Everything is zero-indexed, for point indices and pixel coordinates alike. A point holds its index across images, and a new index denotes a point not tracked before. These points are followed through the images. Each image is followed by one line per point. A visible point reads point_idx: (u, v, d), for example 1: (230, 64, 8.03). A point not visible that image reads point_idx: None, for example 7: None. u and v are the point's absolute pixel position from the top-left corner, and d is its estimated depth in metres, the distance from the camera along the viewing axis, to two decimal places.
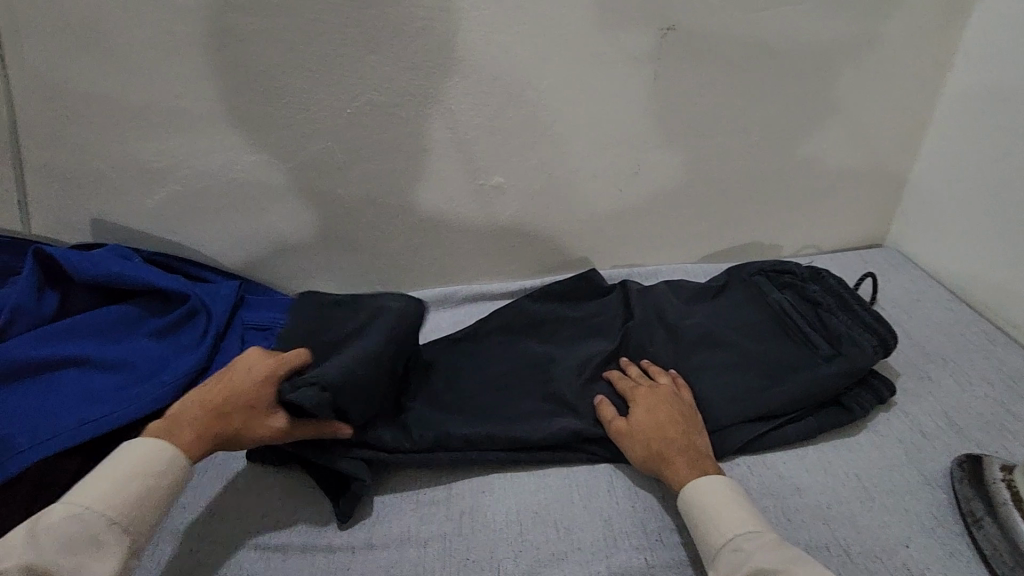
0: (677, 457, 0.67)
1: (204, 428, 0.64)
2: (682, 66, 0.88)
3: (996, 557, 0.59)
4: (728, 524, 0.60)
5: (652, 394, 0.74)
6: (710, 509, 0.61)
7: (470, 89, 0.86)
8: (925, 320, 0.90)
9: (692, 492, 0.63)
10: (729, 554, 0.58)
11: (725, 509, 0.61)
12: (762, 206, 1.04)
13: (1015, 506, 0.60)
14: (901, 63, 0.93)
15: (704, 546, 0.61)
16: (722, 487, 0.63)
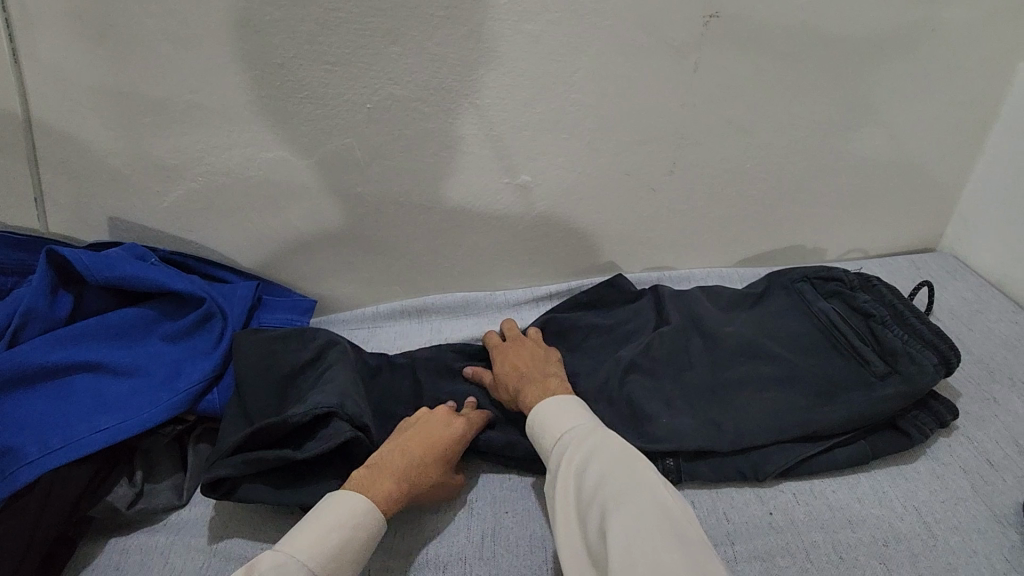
0: (528, 386, 0.72)
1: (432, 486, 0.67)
2: (726, 57, 0.82)
3: None
4: (556, 427, 0.66)
5: (508, 348, 0.80)
6: (540, 426, 0.67)
7: (497, 83, 0.81)
8: (987, 334, 0.83)
9: (536, 411, 0.68)
10: (559, 450, 0.63)
11: (555, 416, 0.67)
12: (806, 207, 0.97)
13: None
14: (967, 52, 0.85)
15: (543, 451, 0.66)
16: (562, 405, 0.67)
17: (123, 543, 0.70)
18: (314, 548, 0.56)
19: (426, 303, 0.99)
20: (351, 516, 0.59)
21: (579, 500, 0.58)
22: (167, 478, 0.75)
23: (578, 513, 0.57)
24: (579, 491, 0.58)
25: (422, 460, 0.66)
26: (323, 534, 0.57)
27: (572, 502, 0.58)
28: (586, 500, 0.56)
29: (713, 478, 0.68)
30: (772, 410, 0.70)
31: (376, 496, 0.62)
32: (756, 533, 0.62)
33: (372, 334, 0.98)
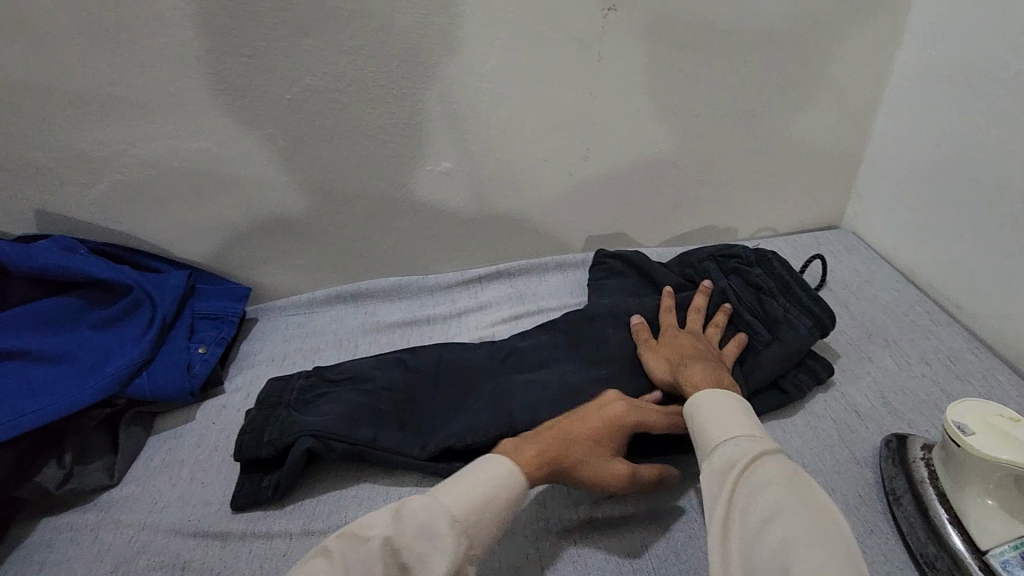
0: (695, 369, 0.69)
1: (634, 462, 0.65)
2: (627, 47, 0.87)
3: (911, 533, 0.59)
4: (732, 411, 0.60)
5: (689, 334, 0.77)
6: (709, 419, 0.60)
7: (411, 73, 0.85)
8: (871, 301, 0.90)
9: (702, 399, 0.62)
10: (725, 450, 0.56)
11: (729, 416, 0.59)
12: (715, 188, 1.03)
13: (931, 485, 0.60)
14: (850, 41, 0.93)
15: (704, 447, 0.59)
16: (723, 403, 0.61)
17: (54, 522, 0.73)
18: (469, 499, 0.54)
19: (360, 289, 1.02)
20: (499, 472, 0.57)
21: (741, 516, 0.50)
22: (98, 459, 0.77)
23: (734, 528, 0.50)
24: (744, 506, 0.51)
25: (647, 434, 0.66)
26: (468, 487, 0.55)
27: (727, 516, 0.51)
28: (754, 519, 0.49)
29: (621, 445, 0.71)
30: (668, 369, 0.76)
31: (519, 460, 0.60)
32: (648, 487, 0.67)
33: (307, 320, 1.01)
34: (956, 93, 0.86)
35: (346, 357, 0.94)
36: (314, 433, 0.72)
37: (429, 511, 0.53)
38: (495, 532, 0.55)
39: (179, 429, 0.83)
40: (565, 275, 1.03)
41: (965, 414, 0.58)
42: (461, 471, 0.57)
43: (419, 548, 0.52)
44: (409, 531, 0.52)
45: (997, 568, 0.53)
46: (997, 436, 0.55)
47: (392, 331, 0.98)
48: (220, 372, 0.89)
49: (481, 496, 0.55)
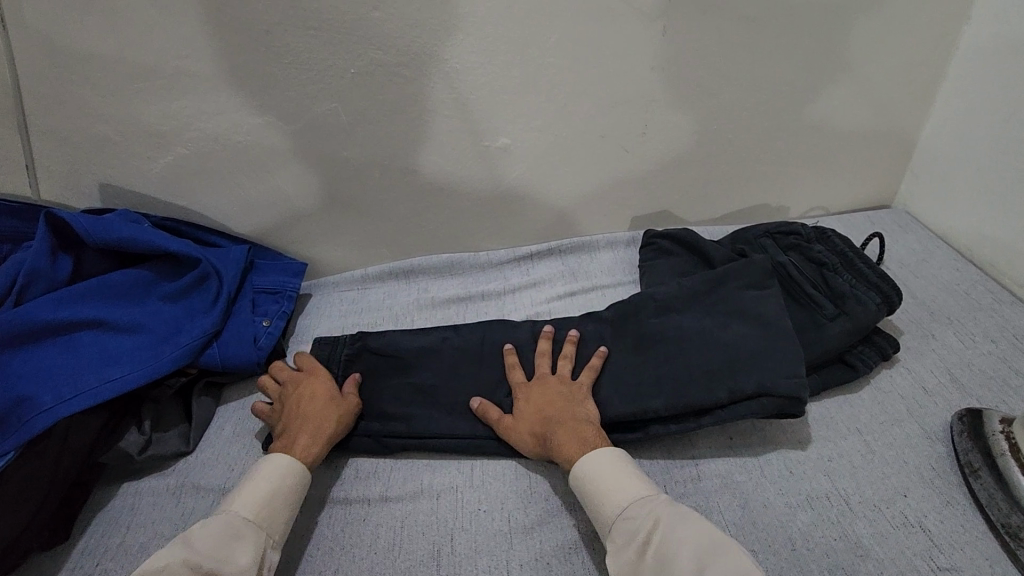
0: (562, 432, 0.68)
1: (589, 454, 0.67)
2: (693, 20, 0.86)
3: (992, 504, 0.61)
4: (609, 486, 0.61)
5: (538, 387, 0.74)
6: (598, 489, 0.62)
7: (475, 47, 0.85)
8: (931, 279, 0.90)
9: (582, 469, 0.63)
10: (624, 523, 0.58)
11: (610, 478, 0.62)
12: (770, 166, 1.03)
13: (1013, 457, 0.62)
14: (918, 14, 0.91)
15: (602, 522, 0.61)
16: (605, 463, 0.63)
17: (136, 486, 0.75)
18: (252, 501, 0.61)
19: (413, 265, 1.03)
20: (277, 469, 0.65)
21: None
22: (174, 427, 0.79)
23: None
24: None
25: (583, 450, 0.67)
26: (252, 489, 0.63)
27: None
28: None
29: (680, 427, 0.71)
30: (727, 338, 0.75)
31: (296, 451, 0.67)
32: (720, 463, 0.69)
33: (362, 295, 1.02)
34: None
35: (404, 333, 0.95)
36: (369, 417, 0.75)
37: (223, 518, 0.59)
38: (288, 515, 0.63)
39: (247, 400, 0.86)
40: (616, 253, 1.04)
41: None
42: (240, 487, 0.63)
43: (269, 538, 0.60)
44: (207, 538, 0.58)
45: None
46: None
47: (448, 307, 0.99)
48: (283, 344, 0.91)
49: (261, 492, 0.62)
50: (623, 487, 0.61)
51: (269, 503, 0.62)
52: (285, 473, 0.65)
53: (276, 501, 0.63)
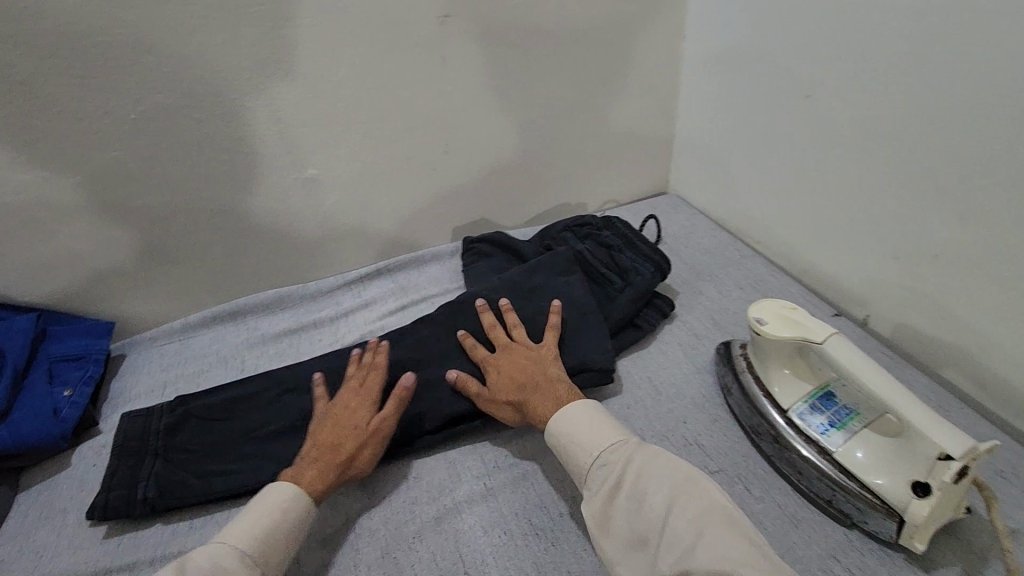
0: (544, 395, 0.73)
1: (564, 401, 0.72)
2: (467, 48, 0.96)
3: (742, 413, 0.75)
4: (594, 439, 0.66)
5: (511, 354, 0.79)
6: (568, 439, 0.67)
7: (264, 84, 0.87)
8: (697, 247, 1.09)
9: (562, 420, 0.69)
10: (601, 469, 0.64)
11: (594, 431, 0.67)
12: (562, 169, 1.17)
13: (749, 372, 0.76)
14: (652, 35, 1.09)
15: (576, 470, 0.66)
16: (594, 413, 0.69)
17: None
18: (249, 534, 0.60)
19: (239, 305, 1.01)
20: (286, 500, 0.64)
21: (634, 525, 0.58)
22: None
23: (638, 538, 0.57)
24: (629, 520, 0.59)
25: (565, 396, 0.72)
26: (251, 522, 0.62)
27: (623, 528, 0.59)
28: (655, 529, 0.56)
29: None
30: (538, 323, 0.86)
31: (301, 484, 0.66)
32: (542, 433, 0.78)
33: (185, 344, 0.98)
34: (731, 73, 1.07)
35: (234, 374, 0.92)
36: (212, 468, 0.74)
37: (217, 553, 0.58)
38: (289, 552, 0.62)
39: (53, 479, 0.78)
40: (443, 264, 1.10)
41: (762, 310, 0.74)
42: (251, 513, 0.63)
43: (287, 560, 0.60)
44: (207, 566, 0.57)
45: (796, 420, 0.70)
46: (785, 323, 0.71)
47: (280, 340, 0.98)
48: (93, 412, 0.84)
49: (276, 537, 0.62)
50: (608, 434, 0.66)
51: (267, 534, 0.61)
52: (284, 507, 0.63)
53: (273, 537, 0.61)
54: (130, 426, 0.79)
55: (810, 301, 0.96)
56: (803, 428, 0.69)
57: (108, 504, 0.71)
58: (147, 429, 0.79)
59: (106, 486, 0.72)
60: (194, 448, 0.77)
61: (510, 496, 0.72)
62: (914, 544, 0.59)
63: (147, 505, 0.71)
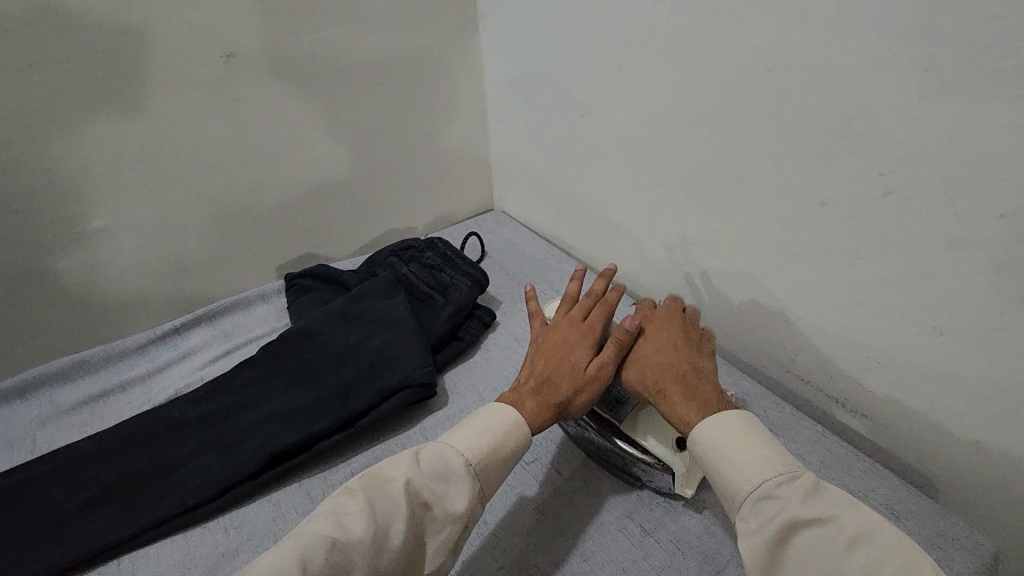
0: (674, 392, 0.65)
1: (695, 398, 0.64)
2: (256, 87, 0.96)
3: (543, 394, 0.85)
4: (750, 464, 0.56)
5: (568, 328, 0.75)
6: (723, 453, 0.58)
7: (18, 136, 0.82)
8: (520, 258, 1.16)
9: (701, 433, 0.60)
10: (761, 504, 0.53)
11: (734, 450, 0.57)
12: (386, 196, 1.20)
13: None
14: (450, 67, 1.15)
15: (726, 486, 0.57)
16: (725, 430, 0.59)
17: None
18: (477, 444, 0.61)
19: (25, 378, 0.90)
20: (503, 418, 0.65)
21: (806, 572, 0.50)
22: None
23: None
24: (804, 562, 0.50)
25: (695, 388, 0.65)
26: (481, 431, 0.63)
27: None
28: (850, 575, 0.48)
29: (337, 438, 0.80)
30: (360, 351, 0.88)
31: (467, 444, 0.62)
32: (370, 456, 0.80)
33: None
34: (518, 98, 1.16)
35: (21, 457, 0.82)
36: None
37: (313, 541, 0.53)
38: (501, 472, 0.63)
39: None
40: (269, 303, 1.07)
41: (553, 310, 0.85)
42: (465, 426, 0.64)
43: (439, 486, 0.59)
44: (426, 471, 0.59)
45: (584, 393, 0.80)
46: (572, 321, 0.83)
47: (81, 411, 0.89)
48: None
49: (498, 454, 0.62)
50: (750, 456, 0.56)
51: (490, 454, 0.62)
52: (505, 430, 0.64)
53: (494, 458, 0.62)
54: None
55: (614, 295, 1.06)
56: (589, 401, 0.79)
57: None
58: None
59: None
60: None
61: None
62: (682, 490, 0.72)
63: None
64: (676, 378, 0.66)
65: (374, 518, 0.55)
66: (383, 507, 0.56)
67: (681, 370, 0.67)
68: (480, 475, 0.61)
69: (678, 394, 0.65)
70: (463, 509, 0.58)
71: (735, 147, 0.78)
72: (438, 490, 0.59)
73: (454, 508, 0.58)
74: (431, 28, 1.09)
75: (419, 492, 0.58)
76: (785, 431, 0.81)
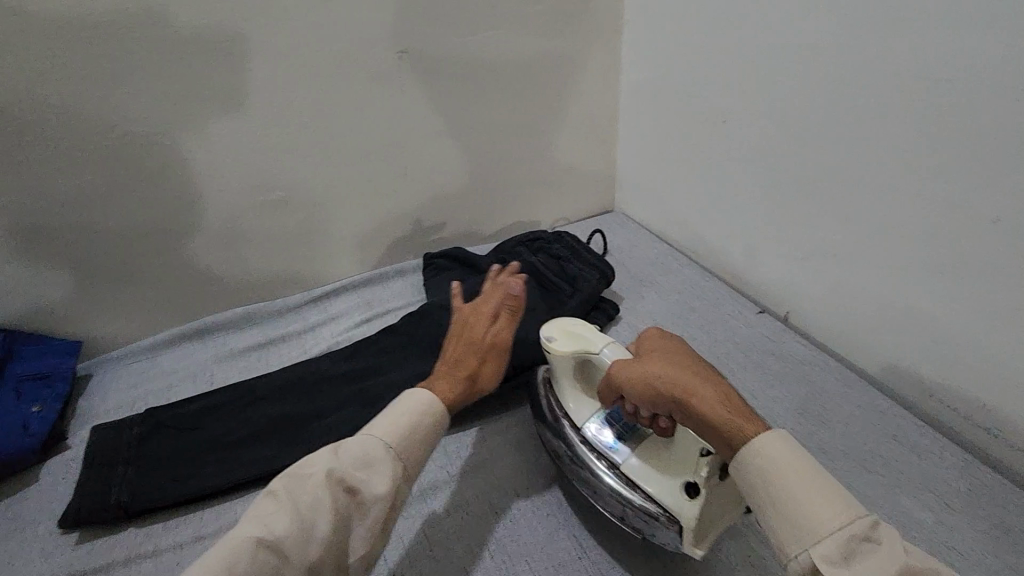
0: (696, 403, 0.54)
1: (715, 414, 0.53)
2: (419, 82, 1.05)
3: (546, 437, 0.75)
4: (819, 506, 0.46)
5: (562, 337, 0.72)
6: (787, 485, 0.48)
7: (227, 112, 0.93)
8: (642, 261, 1.17)
9: (756, 463, 0.49)
10: (857, 552, 0.44)
11: (807, 485, 0.47)
12: (513, 190, 1.26)
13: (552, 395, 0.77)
14: (588, 68, 1.20)
15: (795, 530, 0.46)
16: (781, 457, 0.49)
17: None
18: (394, 426, 0.57)
19: (207, 323, 1.05)
20: (421, 401, 0.60)
21: None
22: None
23: None
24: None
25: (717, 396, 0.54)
26: (397, 417, 0.58)
27: None
28: None
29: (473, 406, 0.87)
30: None
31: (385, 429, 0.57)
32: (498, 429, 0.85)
33: (152, 362, 1.00)
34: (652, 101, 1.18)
35: (202, 387, 0.95)
36: (190, 475, 0.78)
37: (256, 527, 0.50)
38: (423, 454, 0.58)
39: (21, 492, 0.79)
40: (404, 279, 1.16)
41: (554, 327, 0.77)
42: (382, 413, 0.59)
43: (362, 471, 0.54)
44: (347, 459, 0.54)
45: (592, 433, 0.70)
46: (572, 339, 0.73)
47: (248, 354, 1.02)
48: (62, 428, 0.87)
49: (424, 427, 0.58)
50: (824, 495, 0.46)
51: (412, 436, 0.57)
52: (427, 411, 0.59)
53: (419, 439, 0.58)
54: (99, 438, 0.83)
55: (739, 302, 1.05)
56: (597, 444, 0.69)
57: (77, 509, 0.74)
58: (115, 442, 0.82)
59: (78, 494, 0.75)
60: (167, 450, 0.81)
61: (470, 483, 0.78)
62: (694, 551, 0.60)
63: (120, 508, 0.74)
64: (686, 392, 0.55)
65: (298, 508, 0.51)
66: (302, 498, 0.52)
67: (692, 387, 0.55)
68: (407, 458, 0.56)
69: (696, 408, 0.54)
70: (385, 490, 0.53)
71: (901, 157, 0.75)
72: (360, 474, 0.54)
73: (375, 491, 0.53)
74: (575, 32, 1.14)
75: (345, 478, 0.53)
76: (929, 457, 0.77)
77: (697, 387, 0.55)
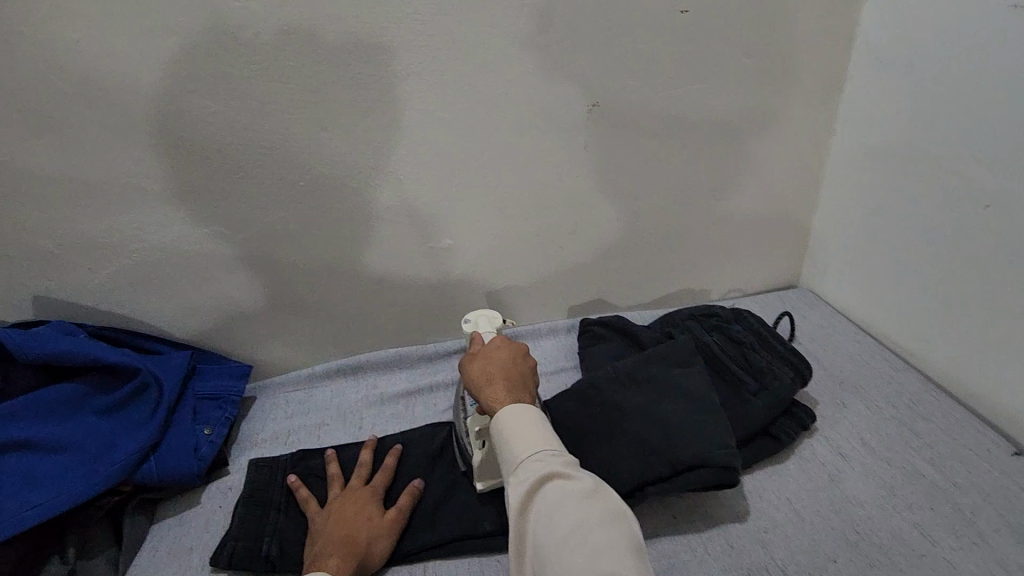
0: (484, 390, 0.70)
1: (494, 399, 0.69)
2: (606, 136, 0.98)
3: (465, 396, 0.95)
4: (517, 447, 0.63)
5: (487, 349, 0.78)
6: (506, 432, 0.65)
7: (415, 159, 0.93)
8: (841, 358, 0.99)
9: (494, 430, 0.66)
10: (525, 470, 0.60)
11: (518, 434, 0.63)
12: (687, 255, 1.13)
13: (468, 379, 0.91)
14: (795, 127, 1.05)
15: (507, 464, 0.63)
16: (512, 420, 0.65)
17: None
18: None
19: (363, 361, 1.05)
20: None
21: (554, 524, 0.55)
22: (103, 552, 0.75)
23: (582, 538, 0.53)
24: (552, 508, 0.56)
25: (491, 390, 0.70)
26: None
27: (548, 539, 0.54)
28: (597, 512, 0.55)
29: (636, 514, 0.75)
30: (662, 416, 0.80)
31: None
32: (665, 552, 0.73)
33: (310, 395, 1.02)
34: (876, 169, 1.00)
35: (351, 432, 0.95)
36: None
37: None
38: None
39: (184, 516, 0.82)
40: (557, 339, 1.09)
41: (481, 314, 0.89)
42: None
43: None
44: None
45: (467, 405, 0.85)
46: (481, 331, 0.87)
47: (397, 402, 1.00)
48: (224, 453, 0.89)
49: None
50: (525, 441, 0.63)
51: None
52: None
53: None
54: (257, 475, 0.83)
55: (984, 434, 0.84)
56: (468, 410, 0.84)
57: (231, 553, 0.73)
58: (271, 483, 0.82)
59: (235, 535, 0.75)
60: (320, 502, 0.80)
61: None
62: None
63: (272, 561, 0.73)
64: (485, 390, 0.71)
65: None
66: None
67: (491, 392, 0.70)
68: None
69: (487, 396, 0.70)
70: None
71: None
72: None
73: None
74: (788, 87, 1.01)
75: None
76: None
77: (487, 386, 0.71)
